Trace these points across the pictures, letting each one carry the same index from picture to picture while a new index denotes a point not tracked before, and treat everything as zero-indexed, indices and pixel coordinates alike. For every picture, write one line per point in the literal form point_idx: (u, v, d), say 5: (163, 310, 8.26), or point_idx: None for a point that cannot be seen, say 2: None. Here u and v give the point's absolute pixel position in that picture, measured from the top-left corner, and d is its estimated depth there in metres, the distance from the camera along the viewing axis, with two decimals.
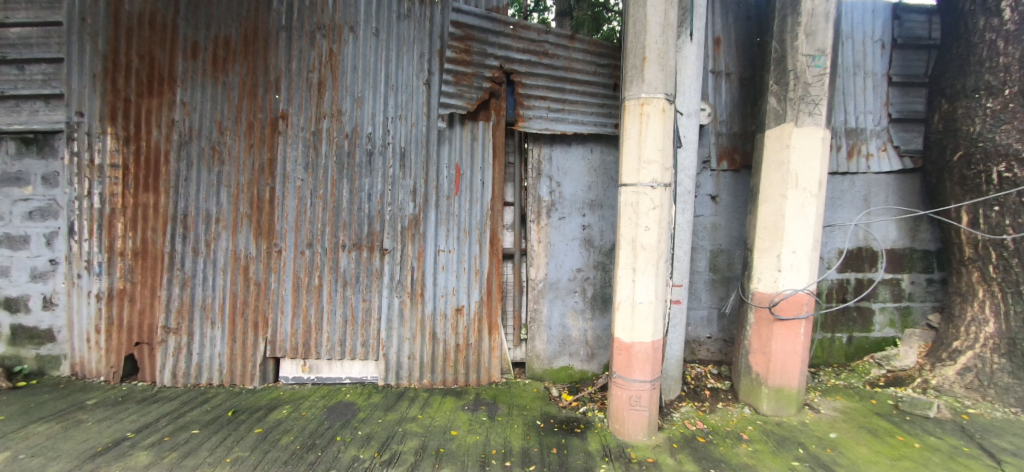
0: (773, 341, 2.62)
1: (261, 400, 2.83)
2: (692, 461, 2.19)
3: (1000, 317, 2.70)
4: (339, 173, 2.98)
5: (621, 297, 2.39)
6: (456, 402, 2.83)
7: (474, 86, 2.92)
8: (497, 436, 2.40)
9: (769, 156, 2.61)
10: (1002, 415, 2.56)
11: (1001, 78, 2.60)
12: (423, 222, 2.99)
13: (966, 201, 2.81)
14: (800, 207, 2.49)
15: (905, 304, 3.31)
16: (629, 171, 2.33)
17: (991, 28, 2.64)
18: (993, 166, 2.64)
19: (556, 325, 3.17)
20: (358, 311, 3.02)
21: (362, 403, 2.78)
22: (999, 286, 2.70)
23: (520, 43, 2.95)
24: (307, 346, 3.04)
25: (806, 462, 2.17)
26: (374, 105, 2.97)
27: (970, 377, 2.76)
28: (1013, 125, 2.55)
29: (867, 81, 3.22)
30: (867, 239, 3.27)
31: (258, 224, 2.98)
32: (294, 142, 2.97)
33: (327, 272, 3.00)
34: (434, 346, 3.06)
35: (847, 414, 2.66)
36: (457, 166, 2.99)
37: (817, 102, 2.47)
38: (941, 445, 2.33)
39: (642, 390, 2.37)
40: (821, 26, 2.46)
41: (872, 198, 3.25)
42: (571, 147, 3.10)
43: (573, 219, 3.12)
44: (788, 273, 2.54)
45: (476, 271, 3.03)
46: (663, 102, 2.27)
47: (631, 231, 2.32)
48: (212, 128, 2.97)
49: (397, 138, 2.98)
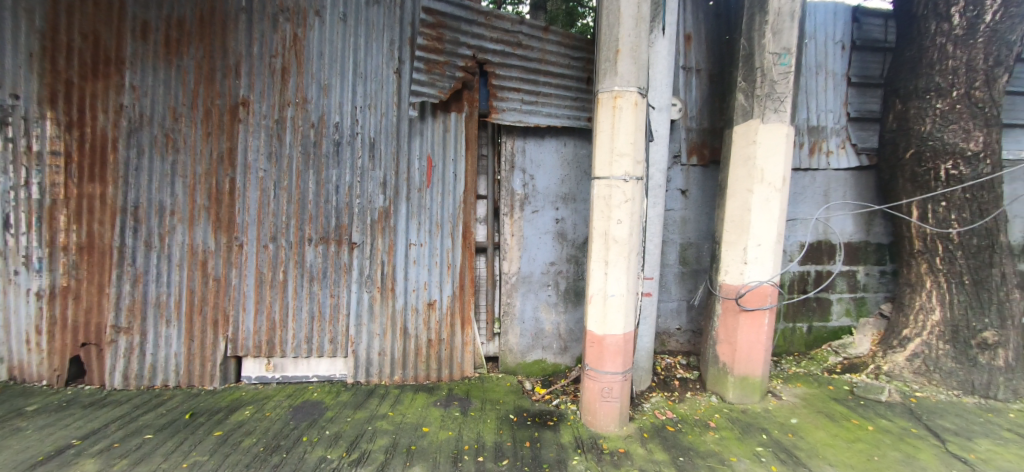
0: (739, 331, 2.69)
1: (222, 401, 2.69)
2: (662, 450, 2.23)
3: (944, 306, 2.88)
4: (304, 163, 2.85)
5: (593, 290, 2.40)
6: (428, 398, 2.78)
7: (447, 75, 2.85)
8: (470, 432, 2.37)
9: (736, 151, 2.67)
10: (946, 398, 2.77)
11: (949, 80, 2.75)
12: (394, 215, 2.90)
13: (917, 197, 2.95)
14: (765, 202, 2.56)
15: (861, 294, 3.48)
16: (601, 164, 2.33)
17: (941, 33, 2.77)
18: (942, 164, 2.79)
19: (529, 319, 3.16)
20: (325, 307, 2.91)
21: (330, 402, 2.69)
22: (945, 277, 2.87)
23: (494, 33, 2.89)
24: (272, 343, 2.91)
25: (769, 447, 2.25)
26: (341, 93, 2.85)
27: (918, 362, 2.95)
28: (959, 125, 2.74)
29: (828, 81, 3.34)
30: (826, 233, 3.41)
31: (217, 217, 2.82)
32: (255, 130, 2.82)
33: (292, 267, 2.88)
34: (405, 342, 3.00)
35: (806, 400, 2.78)
36: (429, 157, 2.92)
37: (783, 99, 2.53)
38: (892, 427, 2.47)
39: (613, 382, 2.39)
40: (786, 25, 2.51)
41: (831, 193, 3.39)
42: (544, 141, 3.08)
43: (546, 212, 3.11)
44: (753, 265, 2.61)
45: (448, 265, 2.99)
46: (636, 95, 2.28)
47: (604, 224, 2.33)
48: (165, 115, 2.79)
49: (366, 129, 2.88)
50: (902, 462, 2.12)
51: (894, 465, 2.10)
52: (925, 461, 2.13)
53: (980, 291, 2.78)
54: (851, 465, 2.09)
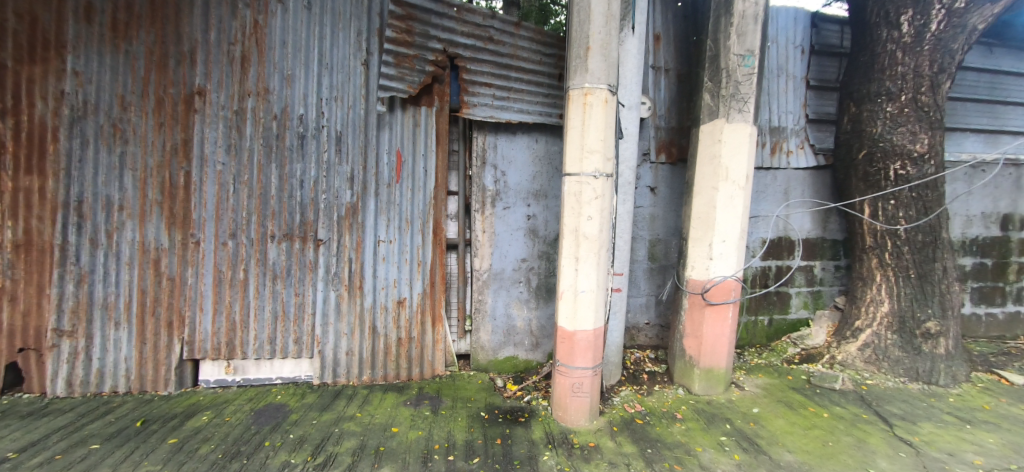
0: (704, 325, 2.77)
1: (177, 407, 2.55)
2: (631, 443, 2.26)
3: (893, 298, 3.05)
4: (266, 157, 2.73)
5: (564, 286, 2.40)
6: (397, 398, 2.73)
7: (416, 69, 2.79)
8: (440, 431, 2.34)
9: (703, 150, 2.73)
10: (894, 385, 2.95)
11: (899, 85, 2.91)
12: (362, 211, 2.82)
13: (868, 195, 3.11)
14: (729, 199, 2.63)
15: (817, 288, 3.65)
16: (572, 160, 2.33)
17: (892, 40, 2.92)
18: (891, 164, 2.96)
19: (500, 316, 3.14)
20: (290, 306, 2.80)
21: (295, 404, 2.60)
22: (893, 271, 3.05)
23: (465, 27, 2.85)
24: (232, 345, 2.78)
25: (733, 436, 2.33)
26: (305, 84, 2.74)
27: (869, 352, 3.12)
28: (907, 128, 2.90)
29: (789, 84, 3.48)
30: (786, 230, 3.55)
31: (171, 213, 2.66)
32: (212, 121, 2.67)
33: (253, 265, 2.75)
34: (374, 341, 2.93)
35: (767, 390, 2.89)
36: (398, 152, 2.85)
37: (746, 99, 2.61)
38: (845, 413, 2.60)
39: (584, 377, 2.41)
40: (750, 28, 2.59)
41: (791, 191, 3.53)
42: (516, 137, 3.07)
43: (517, 209, 3.10)
44: (718, 261, 2.68)
45: (418, 262, 2.94)
46: (606, 93, 2.29)
47: (574, 220, 2.33)
48: (112, 103, 2.59)
49: (332, 122, 2.78)
50: (854, 446, 2.24)
51: (847, 450, 2.21)
52: (875, 445, 2.25)
53: (924, 284, 2.97)
54: (808, 451, 2.19)
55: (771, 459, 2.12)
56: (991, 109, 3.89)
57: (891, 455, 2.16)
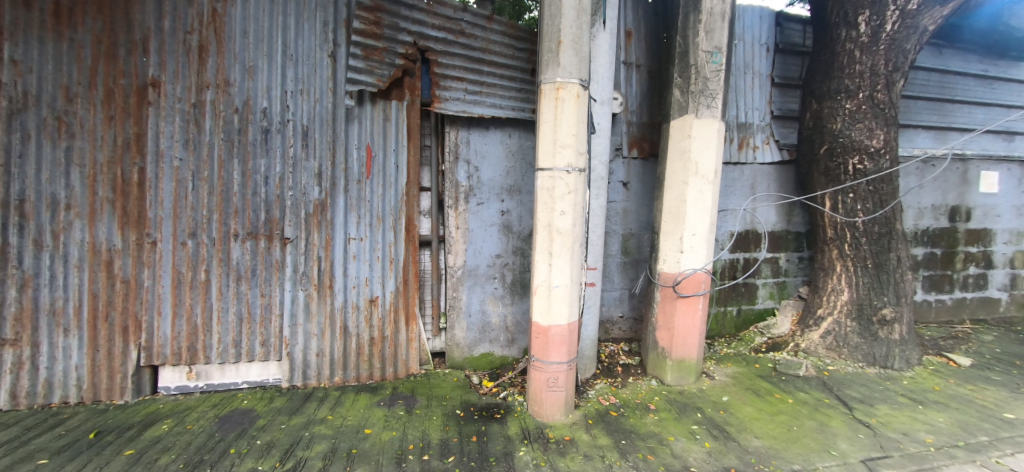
0: (676, 317, 2.82)
1: (134, 416, 2.41)
2: (605, 435, 2.28)
3: (852, 287, 3.20)
4: (228, 152, 2.59)
5: (538, 281, 2.39)
6: (371, 399, 2.67)
7: (386, 62, 2.72)
8: (414, 431, 2.30)
9: (673, 145, 2.78)
10: (853, 369, 3.10)
11: (857, 83, 3.03)
12: (331, 208, 2.74)
13: (829, 189, 3.24)
14: (698, 193, 2.68)
15: (782, 279, 3.79)
16: (545, 155, 2.32)
17: (850, 39, 3.03)
18: (850, 159, 3.09)
19: (475, 312, 3.13)
20: (256, 308, 2.70)
21: (262, 409, 2.50)
22: (852, 261, 3.19)
23: (436, 19, 2.80)
24: (194, 349, 2.65)
25: (703, 424, 2.38)
26: (269, 76, 2.62)
27: (830, 339, 3.26)
28: (864, 124, 3.03)
29: (755, 81, 3.58)
30: (753, 223, 3.66)
31: (124, 211, 2.47)
32: (168, 115, 2.50)
33: (215, 265, 2.62)
34: (346, 341, 2.85)
35: (736, 379, 2.97)
36: (368, 147, 2.78)
37: (714, 95, 2.66)
38: (809, 399, 2.71)
39: (559, 371, 2.41)
40: (718, 25, 2.64)
41: (758, 186, 3.64)
42: (488, 132, 3.04)
43: (491, 204, 3.08)
44: (688, 254, 2.73)
45: (391, 259, 2.88)
46: (578, 87, 2.29)
47: (547, 215, 2.32)
48: (55, 95, 2.36)
49: (298, 115, 2.67)
50: (817, 430, 2.33)
51: (810, 433, 2.30)
52: (836, 428, 2.35)
53: (880, 273, 3.12)
54: (774, 436, 2.26)
55: (739, 445, 2.18)
56: (940, 106, 4.11)
57: (851, 437, 2.26)
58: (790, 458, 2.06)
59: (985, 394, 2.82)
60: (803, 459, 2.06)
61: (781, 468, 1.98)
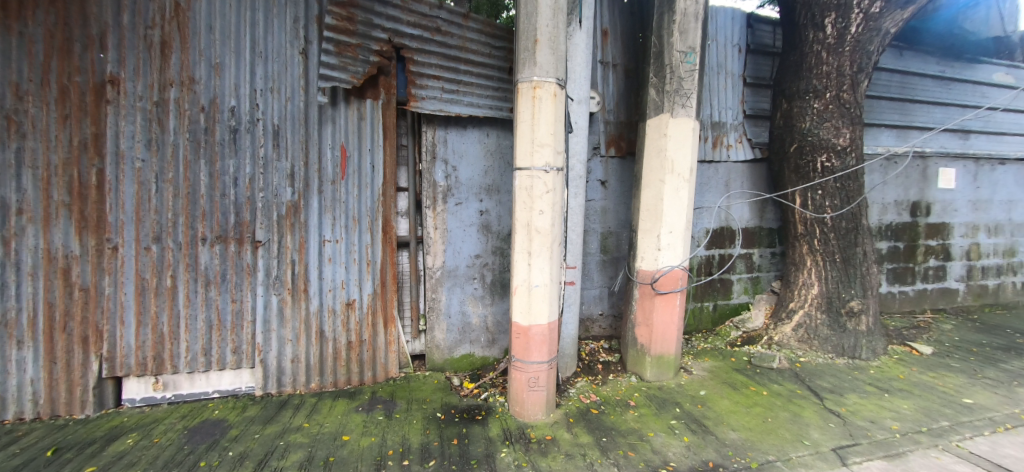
0: (655, 314, 2.85)
1: (96, 431, 2.28)
2: (587, 433, 2.29)
3: (822, 281, 3.30)
4: (194, 153, 2.47)
5: (517, 281, 2.38)
6: (349, 404, 2.61)
7: (360, 59, 2.66)
8: (394, 435, 2.26)
9: (649, 144, 2.81)
10: (823, 360, 3.21)
11: (824, 83, 3.13)
12: (305, 210, 2.66)
13: (799, 186, 3.34)
14: (675, 191, 2.72)
15: (756, 274, 3.89)
16: (522, 154, 2.30)
17: (818, 40, 3.13)
18: (818, 157, 3.19)
19: (455, 313, 3.10)
20: (226, 314, 2.59)
21: (234, 418, 2.42)
22: (822, 256, 3.29)
23: (411, 16, 2.76)
24: (160, 359, 2.52)
25: (682, 419, 2.42)
26: (236, 74, 2.51)
27: (802, 331, 3.36)
28: (831, 123, 3.14)
29: (728, 81, 3.66)
30: (727, 220, 3.74)
31: (81, 215, 2.31)
32: (128, 114, 2.36)
33: (181, 271, 2.49)
34: (322, 346, 2.78)
35: (713, 373, 3.03)
36: (343, 147, 2.71)
37: (689, 95, 2.70)
38: (782, 390, 2.79)
39: (539, 371, 2.41)
40: (691, 26, 2.68)
41: (732, 183, 3.72)
42: (466, 131, 3.02)
43: (470, 204, 3.06)
44: (666, 251, 2.77)
45: (368, 261, 2.83)
46: (555, 86, 2.28)
47: (526, 215, 2.31)
48: (4, 92, 2.20)
49: (269, 114, 2.58)
50: (791, 420, 2.40)
51: (784, 424, 2.36)
52: (808, 418, 2.43)
53: (848, 267, 3.23)
54: (750, 428, 2.32)
55: (717, 438, 2.22)
56: (901, 106, 4.29)
57: (822, 426, 2.34)
58: (765, 449, 2.11)
59: (945, 380, 2.96)
60: (777, 450, 2.11)
61: (757, 460, 2.02)
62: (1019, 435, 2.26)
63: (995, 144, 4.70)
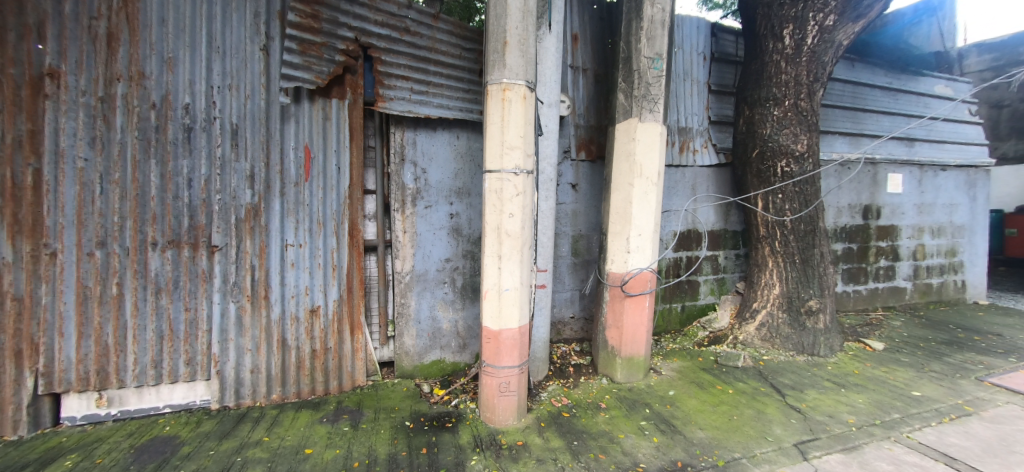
0: (624, 316, 2.89)
1: (29, 453, 2.07)
2: (558, 437, 2.28)
3: (783, 282, 3.43)
4: (144, 152, 2.29)
5: (487, 285, 2.35)
6: (312, 416, 2.50)
7: (325, 58, 2.58)
8: (360, 447, 2.18)
9: (619, 148, 2.85)
10: (785, 358, 3.33)
11: (783, 91, 3.26)
12: (265, 213, 2.55)
13: (761, 190, 3.46)
14: (643, 195, 2.77)
15: (721, 275, 4.01)
16: (492, 157, 2.28)
17: (777, 50, 3.25)
18: (778, 162, 3.32)
19: (424, 318, 3.04)
20: (179, 324, 2.42)
21: (187, 435, 2.27)
22: (783, 258, 3.42)
23: (378, 15, 2.70)
24: (104, 373, 2.31)
25: (651, 420, 2.45)
26: (191, 69, 2.36)
27: (764, 330, 3.48)
28: (790, 130, 3.27)
29: (694, 88, 3.77)
30: (694, 222, 3.84)
31: (14, 218, 2.08)
32: (69, 110, 2.16)
33: (129, 278, 2.30)
34: (284, 355, 2.66)
35: (681, 373, 3.09)
36: (307, 147, 2.62)
37: (656, 100, 2.75)
38: (747, 388, 2.87)
39: (510, 376, 2.38)
40: (658, 33, 2.74)
41: (698, 187, 3.83)
42: (435, 132, 2.98)
43: (439, 207, 3.02)
44: (635, 253, 2.81)
45: (334, 266, 2.74)
46: (524, 89, 2.28)
47: (496, 218, 2.29)
48: None
49: (226, 113, 2.44)
50: (754, 417, 2.47)
51: (748, 422, 2.43)
52: (771, 414, 2.50)
53: (806, 267, 3.37)
54: (716, 426, 2.37)
55: (685, 437, 2.25)
56: (853, 115, 4.54)
57: (784, 422, 2.41)
58: (731, 446, 2.16)
59: (895, 374, 3.12)
60: (742, 447, 2.16)
61: (724, 458, 2.06)
62: (961, 424, 2.41)
63: (937, 151, 5.03)
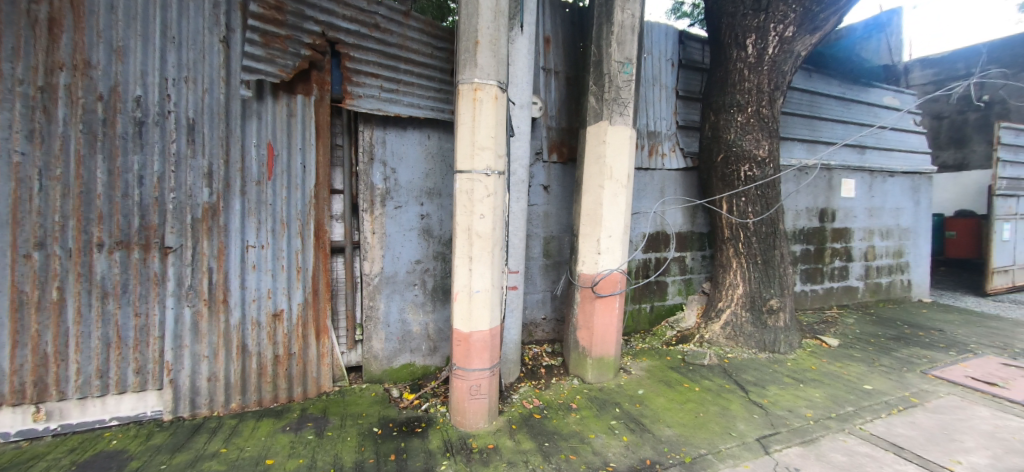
0: (595, 316, 2.93)
1: None
2: (529, 439, 2.28)
3: (746, 282, 3.56)
4: (89, 147, 2.13)
5: (457, 287, 2.32)
6: (274, 424, 2.40)
7: (289, 52, 2.48)
8: (325, 455, 2.10)
9: (589, 150, 2.88)
10: (747, 355, 3.45)
11: (746, 98, 3.39)
12: (224, 213, 2.43)
13: (725, 193, 3.58)
14: (613, 197, 2.81)
15: (688, 275, 4.12)
16: (463, 157, 2.26)
17: (740, 59, 3.38)
18: (741, 167, 3.45)
19: (394, 322, 2.99)
20: (128, 330, 2.26)
21: (136, 449, 2.12)
22: (746, 259, 3.55)
23: (346, 10, 2.63)
24: (42, 385, 2.13)
25: (621, 419, 2.48)
26: (143, 60, 2.22)
27: (729, 329, 3.60)
28: (752, 136, 3.41)
29: (662, 93, 3.87)
30: (663, 224, 3.93)
31: None
32: (4, 99, 1.98)
33: (71, 282, 2.13)
34: (244, 362, 2.55)
35: (650, 372, 3.15)
36: (270, 145, 2.53)
37: (626, 104, 2.81)
38: (712, 385, 2.96)
39: (481, 378, 2.36)
40: (628, 38, 2.80)
41: (666, 190, 3.93)
42: (406, 132, 2.94)
43: (409, 208, 2.98)
44: (605, 255, 2.85)
45: (298, 268, 2.66)
46: (495, 89, 2.27)
47: (466, 219, 2.27)
48: None
49: (182, 107, 2.31)
50: (719, 414, 2.54)
51: (713, 418, 2.50)
52: (735, 411, 2.58)
53: (767, 268, 3.52)
54: (683, 423, 2.42)
55: (653, 436, 2.29)
56: (811, 123, 4.77)
57: (747, 418, 2.50)
58: (697, 443, 2.21)
59: (848, 369, 3.29)
60: (708, 443, 2.22)
61: (690, 454, 2.11)
62: (907, 415, 2.56)
63: (885, 159, 5.36)
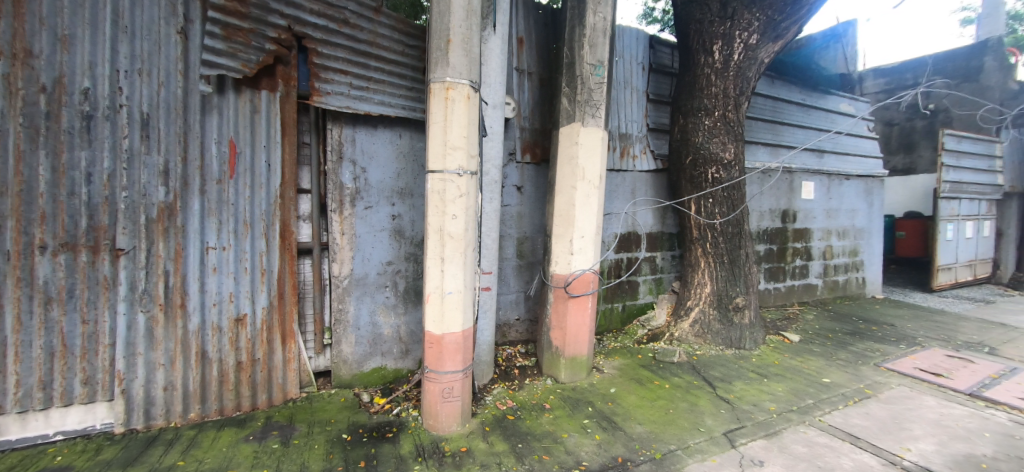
0: (568, 316, 2.95)
1: None
2: (502, 441, 2.27)
3: (713, 281, 3.67)
4: (30, 141, 1.98)
5: (429, 288, 2.29)
6: (237, 434, 2.30)
7: (253, 46, 2.39)
8: (291, 464, 2.04)
9: (562, 151, 2.91)
10: (715, 352, 3.56)
11: (713, 103, 3.50)
12: (182, 213, 2.31)
13: (693, 194, 3.68)
14: (585, 198, 2.85)
15: (659, 275, 4.22)
16: (435, 157, 2.23)
17: (707, 64, 3.49)
18: (708, 169, 3.56)
19: (364, 325, 2.92)
20: (74, 338, 2.11)
21: (83, 465, 1.99)
22: (713, 258, 3.67)
23: (314, 4, 2.57)
24: None
25: (594, 417, 2.51)
26: (92, 50, 2.08)
27: (697, 327, 3.70)
28: (719, 139, 3.52)
29: (633, 95, 3.95)
30: (634, 225, 4.01)
31: None
32: None
33: (8, 288, 1.97)
34: (204, 369, 2.44)
35: (622, 370, 3.21)
36: (232, 142, 2.43)
37: (598, 106, 2.85)
38: (681, 382, 3.04)
39: (453, 380, 2.34)
40: (600, 41, 2.85)
41: (638, 191, 4.01)
42: (376, 131, 2.88)
43: (380, 208, 2.93)
44: (578, 255, 2.88)
45: (263, 271, 2.57)
46: (468, 89, 2.25)
47: (438, 219, 2.24)
48: None
49: (135, 101, 2.18)
50: (688, 410, 2.61)
51: (682, 414, 2.56)
52: (703, 406, 2.66)
53: (733, 267, 3.64)
54: (654, 420, 2.48)
55: (625, 433, 2.33)
56: (774, 127, 4.98)
57: (714, 413, 2.57)
58: (667, 439, 2.26)
59: (808, 363, 3.45)
60: (677, 439, 2.27)
61: (660, 450, 2.16)
62: (862, 406, 2.70)
63: (842, 163, 5.65)
